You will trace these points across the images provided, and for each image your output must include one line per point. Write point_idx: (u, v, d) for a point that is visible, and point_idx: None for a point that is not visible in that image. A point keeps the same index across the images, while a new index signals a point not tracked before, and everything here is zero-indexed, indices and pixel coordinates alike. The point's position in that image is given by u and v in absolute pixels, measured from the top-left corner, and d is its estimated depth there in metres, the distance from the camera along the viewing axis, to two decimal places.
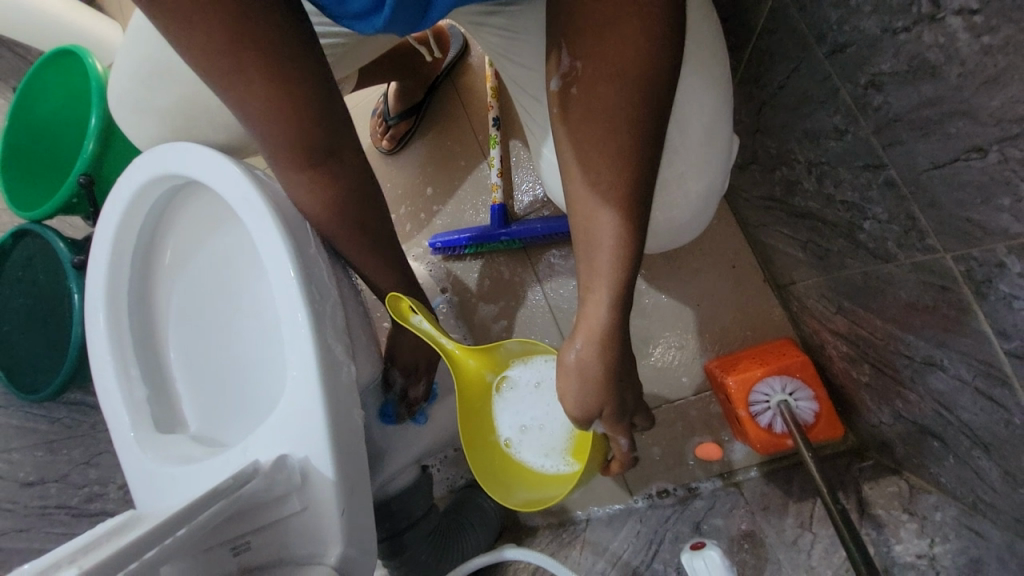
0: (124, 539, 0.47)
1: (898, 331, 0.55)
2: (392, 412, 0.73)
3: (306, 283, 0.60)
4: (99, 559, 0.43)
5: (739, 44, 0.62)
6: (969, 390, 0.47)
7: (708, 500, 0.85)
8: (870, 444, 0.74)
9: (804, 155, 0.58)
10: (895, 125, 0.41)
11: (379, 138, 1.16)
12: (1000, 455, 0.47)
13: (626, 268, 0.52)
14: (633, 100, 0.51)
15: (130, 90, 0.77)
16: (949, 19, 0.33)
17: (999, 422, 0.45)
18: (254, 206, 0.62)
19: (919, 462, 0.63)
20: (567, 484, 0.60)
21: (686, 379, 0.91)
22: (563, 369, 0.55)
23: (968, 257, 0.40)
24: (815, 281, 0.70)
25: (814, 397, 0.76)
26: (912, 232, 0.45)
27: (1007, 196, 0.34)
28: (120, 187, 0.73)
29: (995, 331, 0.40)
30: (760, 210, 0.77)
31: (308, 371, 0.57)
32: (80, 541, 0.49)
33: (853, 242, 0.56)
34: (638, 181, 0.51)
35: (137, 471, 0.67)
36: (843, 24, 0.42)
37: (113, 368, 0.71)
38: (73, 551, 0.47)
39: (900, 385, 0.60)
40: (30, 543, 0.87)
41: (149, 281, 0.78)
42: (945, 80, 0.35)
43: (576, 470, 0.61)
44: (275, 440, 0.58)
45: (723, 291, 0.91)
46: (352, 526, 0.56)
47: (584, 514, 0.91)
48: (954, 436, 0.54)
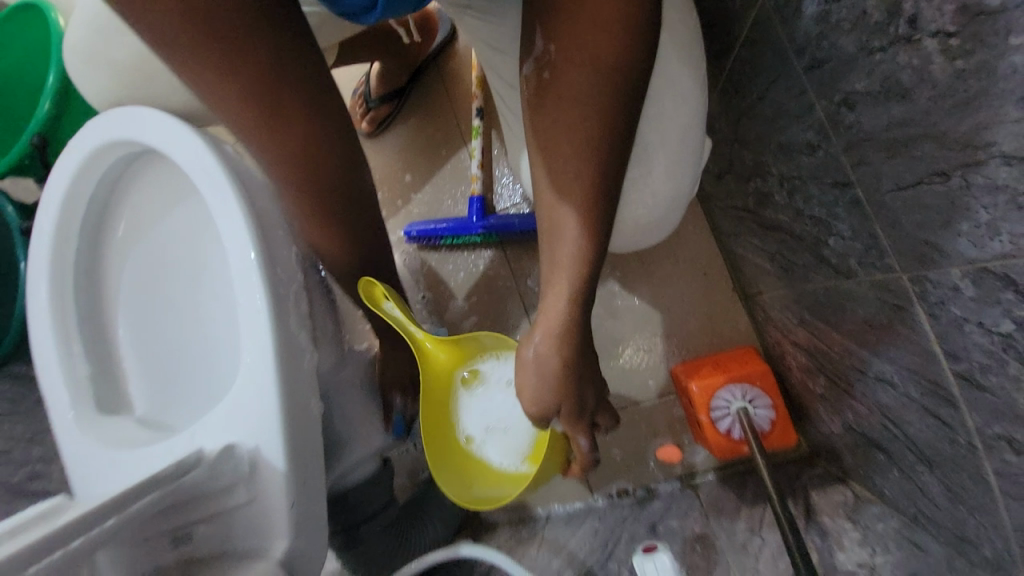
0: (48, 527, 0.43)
1: (855, 346, 0.56)
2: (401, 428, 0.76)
3: (268, 266, 0.57)
4: (20, 547, 0.40)
5: (721, 53, 0.62)
6: (917, 407, 0.49)
7: (665, 501, 0.86)
8: (821, 452, 0.76)
9: (777, 168, 0.58)
10: (865, 144, 0.42)
11: (358, 121, 1.13)
12: (942, 471, 0.49)
13: (586, 263, 0.51)
14: (605, 93, 0.50)
15: (88, 47, 0.72)
16: (925, 41, 0.33)
17: (943, 439, 0.47)
18: (214, 181, 0.59)
19: (866, 472, 0.65)
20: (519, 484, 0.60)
21: (653, 382, 0.92)
22: (520, 362, 0.56)
23: (924, 279, 0.41)
24: (781, 292, 0.71)
25: (772, 405, 0.78)
26: (873, 250, 0.46)
27: (966, 222, 0.35)
28: (69, 151, 0.68)
29: (945, 352, 0.42)
30: (733, 220, 0.79)
31: (263, 357, 0.55)
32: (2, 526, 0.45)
33: (818, 257, 0.57)
34: (605, 176, 0.50)
35: (76, 454, 0.63)
36: (823, 39, 0.42)
37: (55, 343, 0.66)
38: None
39: (851, 397, 0.62)
40: None
41: (99, 253, 0.73)
42: (915, 103, 0.36)
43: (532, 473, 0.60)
44: (225, 426, 0.56)
45: (692, 298, 0.92)
46: (302, 519, 0.55)
47: (545, 511, 0.90)
48: (899, 450, 0.56)
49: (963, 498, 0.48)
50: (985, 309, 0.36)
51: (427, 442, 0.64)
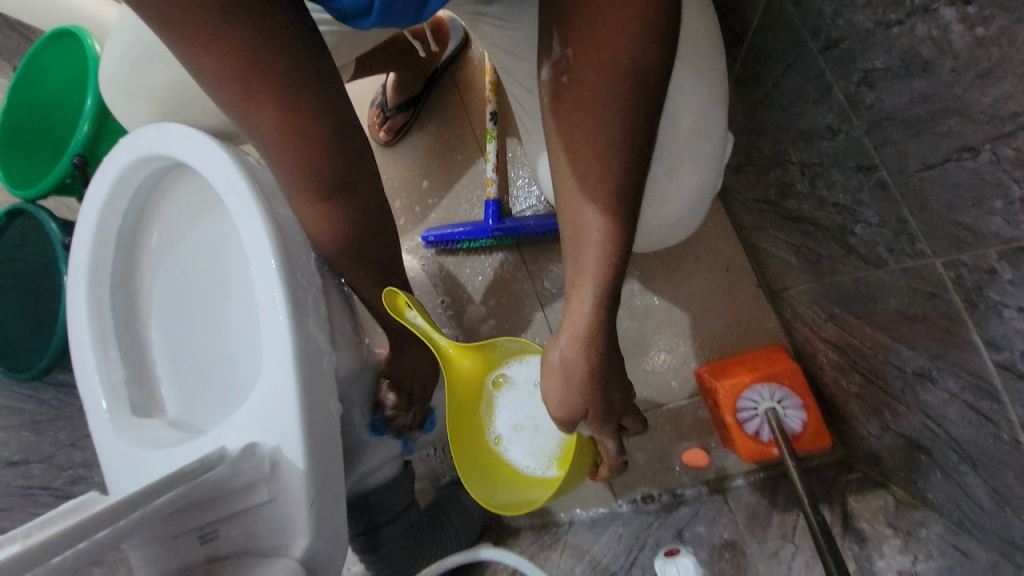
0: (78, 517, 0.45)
1: (890, 341, 0.53)
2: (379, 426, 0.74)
3: (287, 270, 0.59)
4: (48, 535, 0.42)
5: (735, 42, 0.61)
6: (958, 403, 0.46)
7: (693, 506, 0.83)
8: (859, 456, 0.72)
9: (798, 156, 0.56)
10: (887, 124, 0.40)
11: (376, 131, 1.15)
12: (988, 472, 0.46)
13: (612, 264, 0.50)
14: (626, 91, 0.49)
15: (122, 71, 0.76)
16: (942, 10, 0.31)
17: (987, 436, 0.44)
18: (237, 189, 0.61)
19: (907, 476, 0.61)
20: (548, 488, 0.59)
21: (676, 384, 0.90)
22: (547, 367, 0.55)
23: (958, 263, 0.38)
24: (808, 286, 0.69)
25: (803, 407, 0.74)
26: (902, 236, 0.44)
27: (999, 199, 0.33)
28: (106, 167, 0.72)
29: (984, 341, 0.39)
30: (755, 214, 0.76)
31: (283, 358, 0.56)
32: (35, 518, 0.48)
33: (844, 247, 0.54)
34: (629, 176, 0.49)
35: (111, 454, 0.66)
36: (837, 17, 0.40)
37: (92, 348, 0.70)
38: (31, 526, 0.46)
39: (889, 397, 0.58)
40: (11, 522, 0.88)
41: (134, 262, 0.77)
42: (937, 76, 0.34)
43: (559, 476, 0.60)
44: (246, 427, 0.57)
45: (715, 296, 0.90)
46: (321, 518, 0.55)
47: (568, 517, 0.89)
48: (942, 450, 0.52)
49: (1012, 501, 0.44)
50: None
51: (454, 447, 0.64)
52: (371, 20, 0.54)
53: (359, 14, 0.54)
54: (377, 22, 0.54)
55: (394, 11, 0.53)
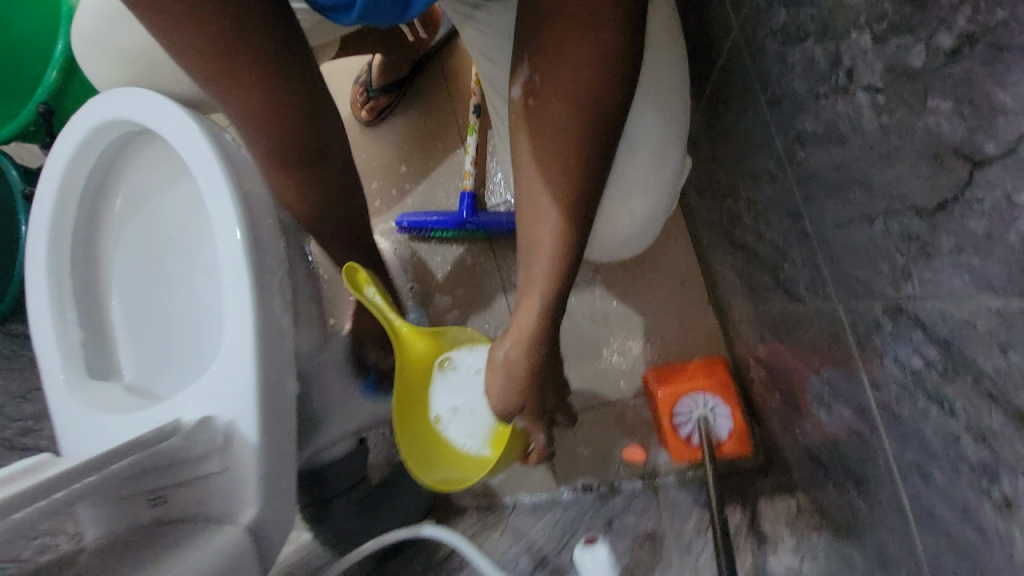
0: (35, 478, 0.47)
1: (803, 368, 0.60)
2: (375, 385, 0.83)
3: (254, 253, 0.60)
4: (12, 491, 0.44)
5: (702, 75, 0.64)
6: (849, 429, 0.52)
7: (626, 498, 0.91)
8: (776, 462, 0.79)
9: (746, 193, 0.61)
10: (812, 181, 0.44)
11: (358, 109, 1.15)
12: (867, 489, 0.53)
13: (561, 278, 0.54)
14: (588, 118, 0.52)
15: (93, 24, 0.74)
16: (859, 93, 0.35)
17: (868, 460, 0.50)
18: (208, 165, 0.62)
19: (808, 485, 0.69)
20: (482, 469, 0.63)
21: (625, 385, 0.96)
22: (492, 364, 0.59)
23: (855, 311, 0.44)
24: (747, 309, 0.75)
25: (732, 415, 0.81)
26: (817, 280, 0.49)
27: (886, 263, 0.38)
28: (72, 125, 0.71)
29: (870, 380, 0.45)
30: (711, 235, 0.81)
31: (244, 337, 0.58)
32: None
33: (775, 280, 0.60)
34: (581, 199, 0.53)
35: (64, 416, 0.67)
36: (781, 78, 0.44)
37: (50, 310, 0.70)
38: None
39: (800, 416, 0.65)
40: None
41: (96, 225, 0.77)
42: (850, 149, 0.38)
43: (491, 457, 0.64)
44: (203, 400, 0.59)
45: (669, 307, 0.95)
46: (271, 490, 0.58)
47: (512, 500, 0.97)
48: (835, 466, 0.59)
49: (882, 516, 0.51)
50: (900, 344, 0.39)
51: (398, 426, 0.67)
52: (353, 16, 0.55)
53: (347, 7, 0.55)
54: (361, 17, 0.54)
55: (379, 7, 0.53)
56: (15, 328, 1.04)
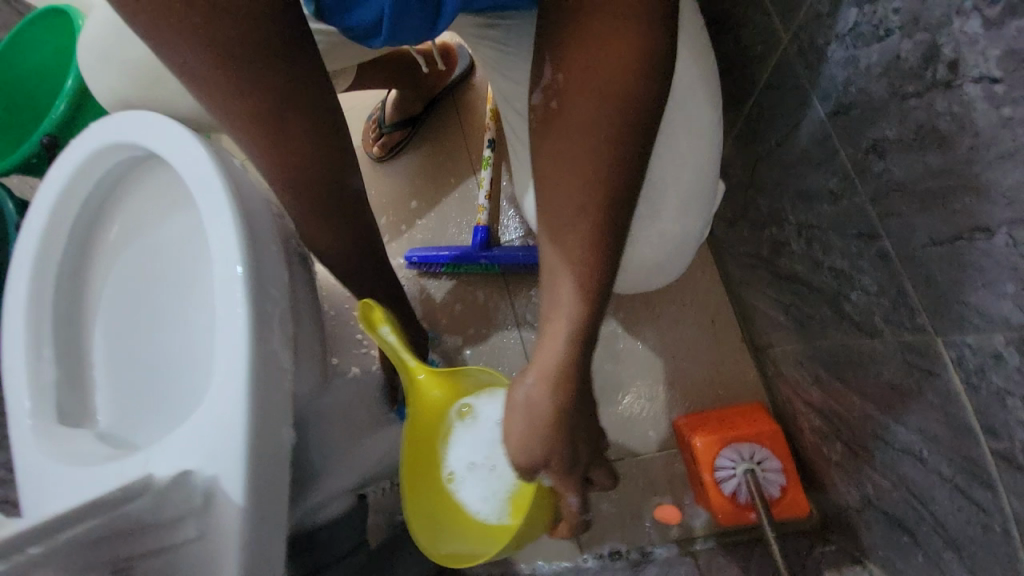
0: None
1: (877, 412, 0.52)
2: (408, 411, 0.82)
3: (255, 281, 0.54)
4: None
5: (738, 97, 0.61)
6: (949, 487, 0.44)
7: (662, 567, 0.80)
8: (835, 523, 0.69)
9: (795, 216, 0.56)
10: (893, 195, 0.39)
11: (369, 144, 1.13)
12: (979, 565, 0.44)
13: (590, 301, 0.48)
14: (618, 128, 0.47)
15: (102, 44, 0.72)
16: (965, 86, 0.31)
17: (980, 526, 0.42)
18: (210, 188, 0.58)
19: (886, 554, 0.59)
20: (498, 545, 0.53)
21: (653, 434, 0.87)
22: (511, 406, 0.51)
23: (961, 343, 0.37)
24: (794, 347, 0.68)
25: (783, 470, 0.72)
26: (900, 308, 0.43)
27: (1013, 282, 0.32)
28: (71, 150, 0.67)
29: (985, 427, 0.37)
30: (745, 267, 0.76)
31: (235, 376, 0.51)
32: None
33: (837, 311, 0.53)
34: (610, 216, 0.47)
35: (26, 468, 0.58)
36: (849, 85, 0.40)
37: (25, 345, 0.63)
38: None
39: (871, 469, 0.57)
40: None
41: (88, 254, 0.71)
42: (953, 152, 0.33)
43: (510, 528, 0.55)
44: (185, 451, 0.51)
45: (699, 346, 0.88)
46: (255, 562, 0.49)
47: (529, 568, 0.86)
48: (927, 533, 0.50)
49: None
50: None
51: (405, 486, 0.60)
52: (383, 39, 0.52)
53: (371, 32, 0.53)
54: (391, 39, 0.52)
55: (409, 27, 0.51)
56: None
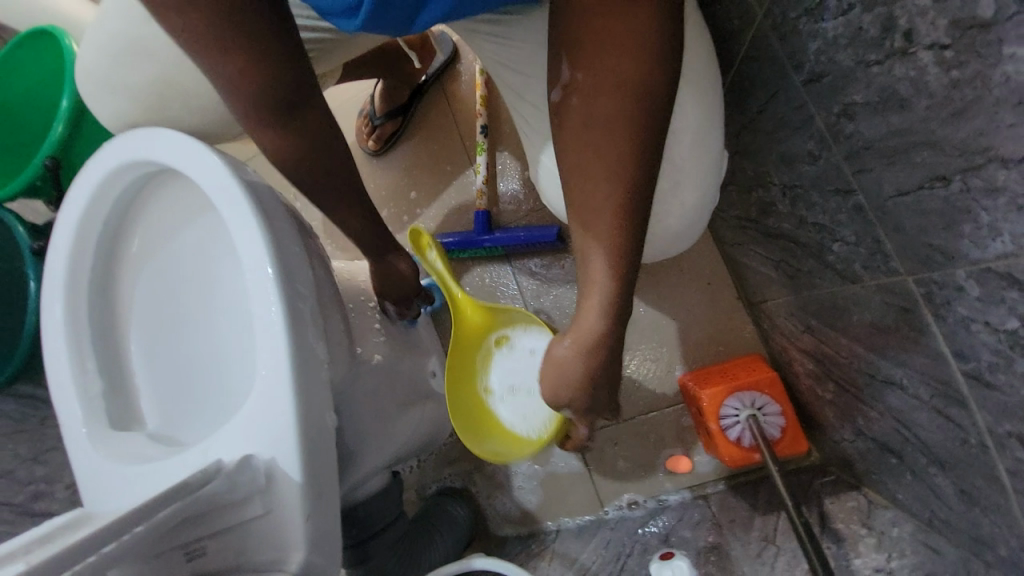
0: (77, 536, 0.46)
1: (863, 350, 0.57)
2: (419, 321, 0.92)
3: (285, 281, 0.58)
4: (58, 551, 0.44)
5: (720, 67, 0.64)
6: (927, 409, 0.50)
7: (678, 511, 0.87)
8: (833, 459, 0.76)
9: (779, 178, 0.60)
10: (865, 153, 0.44)
11: (365, 139, 1.15)
12: (955, 473, 0.50)
13: (620, 276, 0.52)
14: (641, 106, 0.51)
15: (102, 64, 0.74)
16: (920, 54, 0.35)
17: (953, 439, 0.48)
18: (232, 197, 0.61)
19: (878, 477, 0.66)
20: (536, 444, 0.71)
21: (661, 393, 0.93)
22: (547, 363, 0.57)
23: (929, 281, 0.42)
24: (786, 299, 0.73)
25: (781, 413, 0.78)
26: (877, 255, 0.47)
27: (968, 224, 0.36)
28: (90, 170, 0.70)
29: (953, 352, 0.43)
30: (736, 229, 0.80)
31: (280, 369, 0.55)
32: (30, 534, 0.48)
33: (821, 263, 0.58)
34: (635, 190, 0.51)
35: (88, 470, 0.63)
36: (819, 55, 0.44)
37: (69, 358, 0.67)
38: (27, 543, 0.47)
39: (861, 403, 0.62)
40: None
41: (114, 268, 0.74)
42: (913, 112, 0.37)
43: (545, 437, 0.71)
44: (241, 439, 0.56)
45: (698, 307, 0.93)
46: (318, 531, 0.55)
47: (555, 525, 0.94)
48: (911, 453, 0.56)
49: (976, 499, 0.48)
50: (990, 308, 0.37)
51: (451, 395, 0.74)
52: (355, 24, 0.55)
53: (344, 14, 0.55)
54: (362, 26, 0.55)
55: (381, 18, 0.55)
56: (24, 389, 1.00)
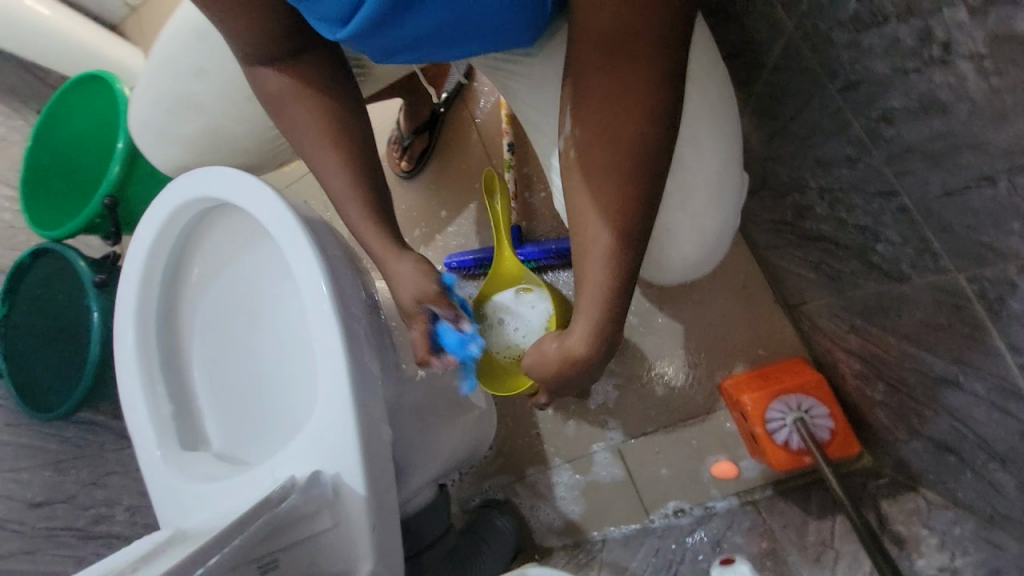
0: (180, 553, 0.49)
1: (913, 348, 0.57)
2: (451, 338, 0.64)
3: (340, 305, 0.62)
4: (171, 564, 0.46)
5: (749, 77, 0.66)
6: (985, 405, 0.49)
7: (726, 518, 0.87)
8: (886, 461, 0.76)
9: (816, 181, 0.61)
10: (907, 156, 0.44)
11: (397, 163, 1.19)
12: (1017, 469, 0.49)
13: (611, 303, 0.55)
14: (642, 129, 0.52)
15: (153, 116, 0.80)
16: (959, 62, 0.36)
17: (1014, 434, 0.47)
18: (289, 228, 0.65)
19: (936, 477, 0.64)
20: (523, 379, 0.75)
21: (701, 398, 0.93)
22: (540, 351, 0.63)
23: (980, 277, 0.42)
24: (828, 300, 0.73)
25: (830, 415, 0.78)
26: (925, 253, 0.48)
27: (1017, 221, 0.37)
28: (155, 208, 0.75)
29: (1008, 347, 0.43)
30: (771, 233, 0.81)
31: (343, 389, 0.58)
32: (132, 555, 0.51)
33: (865, 263, 0.59)
34: (633, 220, 0.53)
35: (161, 488, 0.68)
36: (855, 63, 0.45)
37: (142, 385, 0.72)
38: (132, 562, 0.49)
39: (914, 402, 0.62)
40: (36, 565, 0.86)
41: (176, 296, 0.79)
42: (954, 116, 0.38)
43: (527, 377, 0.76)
44: (310, 456, 0.59)
45: (734, 311, 0.93)
46: (383, 541, 0.58)
47: (601, 534, 0.94)
48: (970, 450, 0.55)
49: None
50: None
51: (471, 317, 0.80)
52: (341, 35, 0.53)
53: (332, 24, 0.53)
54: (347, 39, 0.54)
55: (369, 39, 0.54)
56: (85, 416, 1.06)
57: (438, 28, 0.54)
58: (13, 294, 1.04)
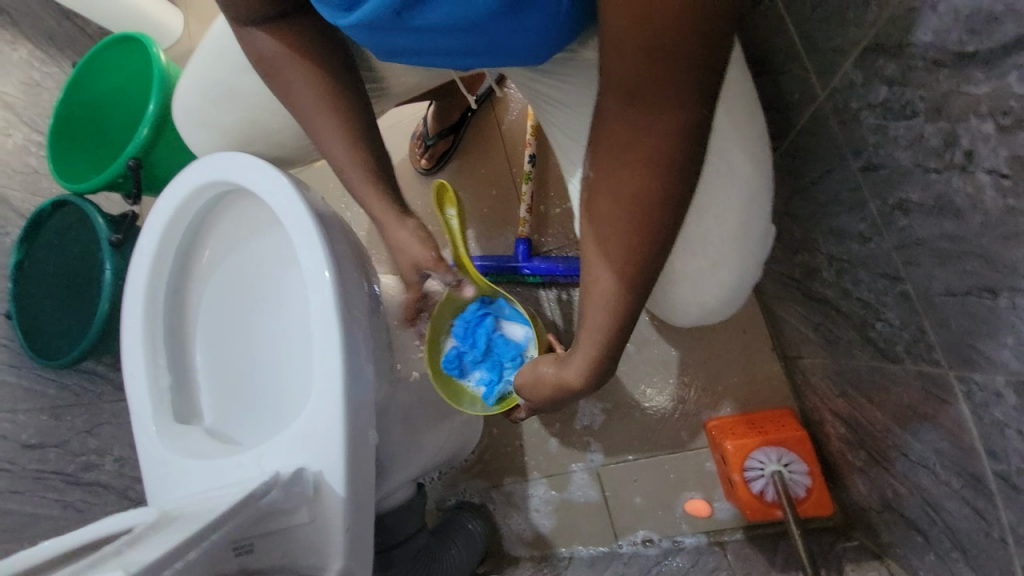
0: (165, 540, 0.49)
1: (896, 426, 0.58)
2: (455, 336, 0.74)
3: (343, 308, 0.63)
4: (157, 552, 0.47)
5: (776, 133, 0.66)
6: (957, 497, 0.50)
7: (692, 555, 0.89)
8: (858, 524, 0.76)
9: (827, 248, 0.61)
10: (916, 248, 0.45)
11: (418, 159, 1.20)
12: (978, 564, 0.50)
13: (610, 342, 0.57)
14: (661, 181, 0.51)
15: (195, 104, 0.81)
16: (979, 174, 0.36)
17: (979, 531, 0.48)
18: (303, 225, 0.66)
19: (901, 551, 0.65)
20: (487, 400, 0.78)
21: (686, 435, 0.94)
22: (534, 376, 0.65)
23: (970, 379, 0.43)
24: (823, 361, 0.73)
25: (808, 472, 0.78)
26: (921, 342, 0.48)
27: (1011, 336, 0.37)
28: (176, 185, 0.76)
29: (985, 450, 0.43)
30: (777, 284, 0.81)
31: (335, 391, 0.60)
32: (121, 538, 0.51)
33: (863, 336, 0.59)
34: (642, 270, 0.54)
35: (152, 459, 0.70)
36: (879, 147, 0.45)
37: (144, 355, 0.74)
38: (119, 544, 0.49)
39: (892, 477, 0.62)
40: (21, 505, 0.88)
41: (187, 271, 0.81)
42: (966, 223, 0.38)
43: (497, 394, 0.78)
44: (296, 451, 0.61)
45: (730, 354, 0.94)
46: (355, 542, 0.59)
47: (568, 551, 0.96)
48: (937, 535, 0.56)
49: None
50: None
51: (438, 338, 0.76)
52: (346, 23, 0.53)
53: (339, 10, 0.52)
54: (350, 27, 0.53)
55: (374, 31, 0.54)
56: None
57: (461, 44, 0.55)
58: (27, 239, 1.03)
